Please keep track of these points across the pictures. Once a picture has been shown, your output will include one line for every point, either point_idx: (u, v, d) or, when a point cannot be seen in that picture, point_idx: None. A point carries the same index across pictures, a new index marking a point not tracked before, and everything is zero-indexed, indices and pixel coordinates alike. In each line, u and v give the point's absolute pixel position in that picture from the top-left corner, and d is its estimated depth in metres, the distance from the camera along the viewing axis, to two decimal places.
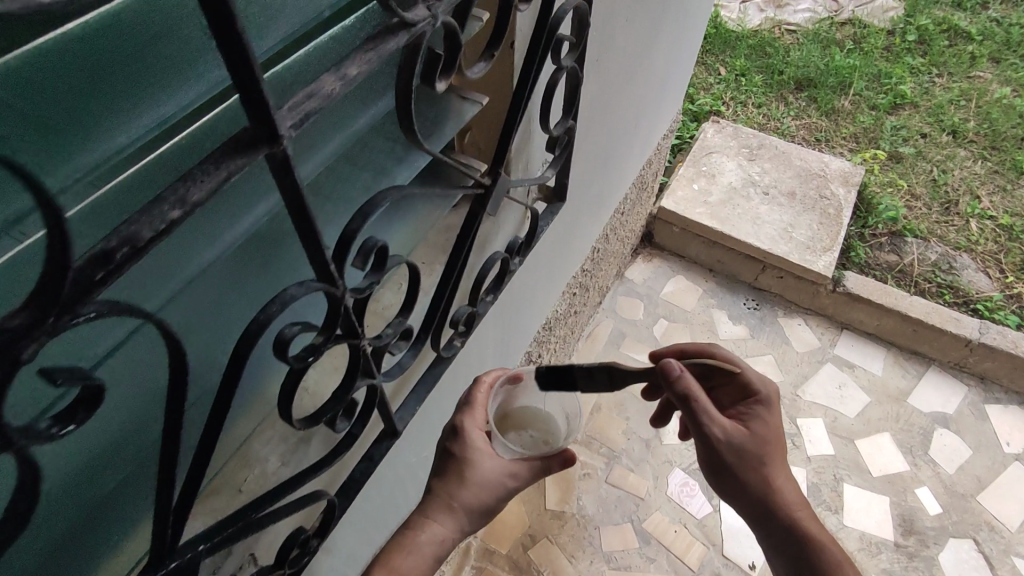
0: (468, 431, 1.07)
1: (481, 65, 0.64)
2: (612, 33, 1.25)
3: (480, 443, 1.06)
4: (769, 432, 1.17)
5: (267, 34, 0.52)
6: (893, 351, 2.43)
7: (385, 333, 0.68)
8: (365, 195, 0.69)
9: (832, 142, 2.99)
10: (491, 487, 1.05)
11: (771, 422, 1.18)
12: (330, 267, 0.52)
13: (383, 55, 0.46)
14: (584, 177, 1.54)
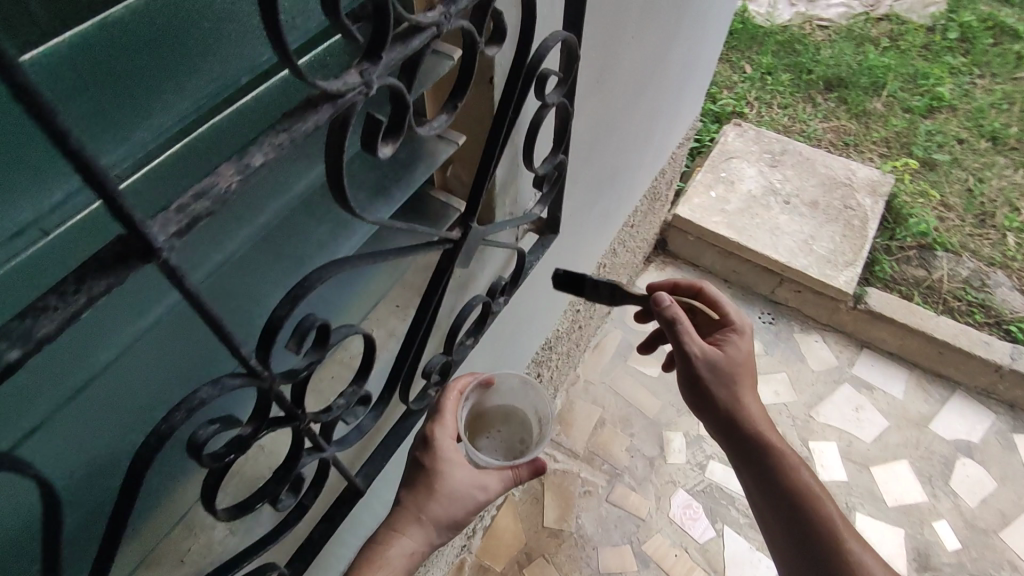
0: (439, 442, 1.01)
1: (444, 117, 0.55)
2: (615, 49, 1.15)
3: (450, 452, 1.01)
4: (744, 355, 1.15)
5: (163, 109, 0.50)
6: (917, 372, 2.31)
7: (337, 405, 0.62)
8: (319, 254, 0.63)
9: (861, 146, 2.83)
10: (462, 502, 1.00)
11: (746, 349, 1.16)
12: (253, 360, 0.46)
13: (296, 137, 0.40)
14: (588, 197, 1.44)
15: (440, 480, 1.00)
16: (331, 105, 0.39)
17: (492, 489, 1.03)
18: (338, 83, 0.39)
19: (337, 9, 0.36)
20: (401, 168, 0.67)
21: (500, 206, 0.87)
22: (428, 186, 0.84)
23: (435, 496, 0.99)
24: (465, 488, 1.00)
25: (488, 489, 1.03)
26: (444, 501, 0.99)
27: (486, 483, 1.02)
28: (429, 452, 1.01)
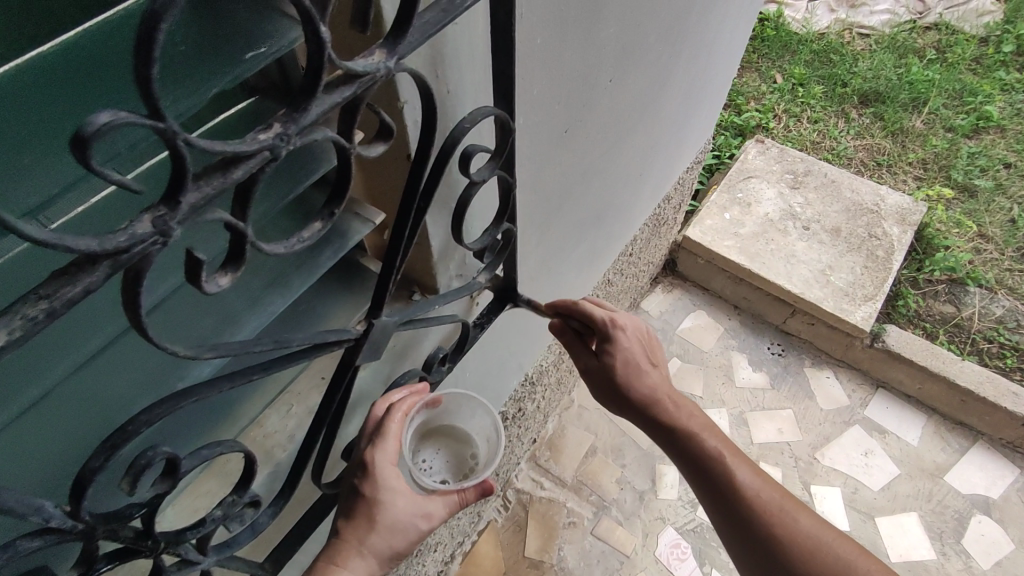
0: (380, 472, 0.71)
1: (315, 227, 0.47)
2: (594, 95, 0.91)
3: (395, 482, 0.72)
4: (637, 338, 0.91)
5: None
6: (937, 418, 2.04)
7: (212, 518, 0.56)
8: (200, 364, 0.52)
9: (895, 167, 2.60)
10: (402, 539, 0.74)
11: (637, 333, 0.91)
12: (58, 518, 0.40)
13: (65, 305, 0.32)
14: (565, 251, 1.21)
15: (379, 513, 0.71)
16: (110, 267, 0.32)
17: (438, 519, 0.77)
18: (117, 238, 0.32)
19: (91, 164, 0.28)
20: (307, 252, 0.60)
21: (441, 272, 0.79)
22: (360, 252, 0.75)
23: (375, 531, 0.71)
24: (412, 519, 0.74)
25: (433, 518, 0.77)
26: (386, 537, 0.72)
27: (433, 511, 0.76)
28: (366, 476, 0.72)
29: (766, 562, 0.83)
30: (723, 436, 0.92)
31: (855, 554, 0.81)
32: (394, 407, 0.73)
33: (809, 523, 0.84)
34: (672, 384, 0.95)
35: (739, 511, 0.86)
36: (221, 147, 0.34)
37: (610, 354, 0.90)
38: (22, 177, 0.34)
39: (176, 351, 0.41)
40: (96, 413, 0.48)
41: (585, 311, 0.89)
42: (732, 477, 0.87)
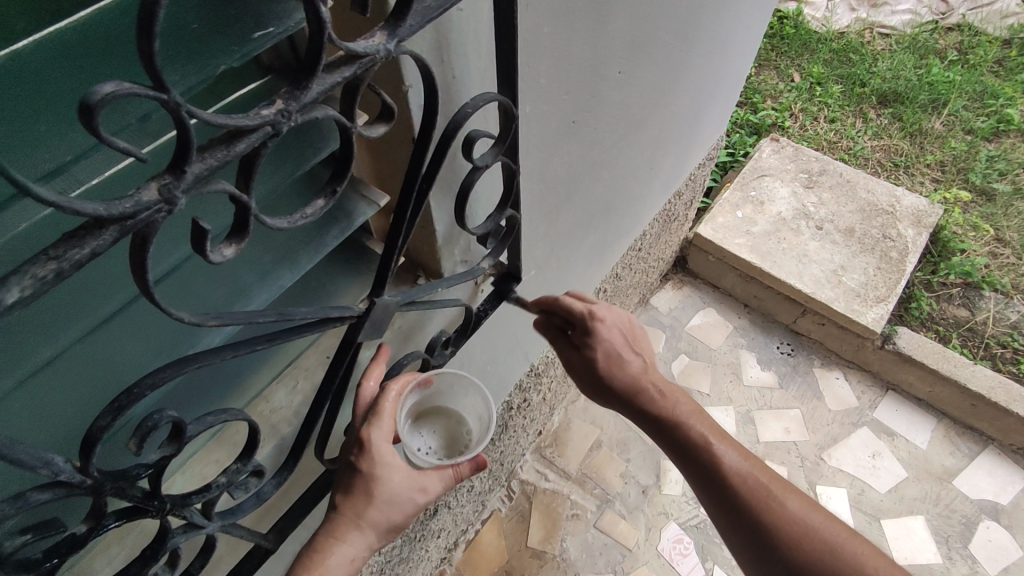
0: (374, 445, 0.72)
1: (318, 203, 0.49)
2: (603, 87, 0.92)
3: (390, 458, 0.73)
4: (617, 328, 0.92)
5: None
6: (947, 422, 2.02)
7: (216, 484, 0.58)
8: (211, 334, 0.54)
9: (912, 169, 2.57)
10: (399, 512, 0.75)
11: (617, 322, 0.92)
12: (66, 473, 0.42)
13: (73, 267, 0.34)
14: (574, 242, 1.22)
15: (377, 488, 0.73)
16: (116, 231, 0.34)
17: (433, 494, 0.79)
18: (124, 205, 0.34)
19: (98, 130, 0.30)
20: (313, 230, 0.62)
21: (446, 256, 0.80)
22: (367, 235, 0.77)
23: (372, 505, 0.73)
24: (408, 493, 0.76)
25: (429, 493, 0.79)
26: (383, 511, 0.74)
27: (428, 486, 0.78)
28: (362, 455, 0.73)
29: (755, 545, 0.85)
30: (710, 421, 0.93)
31: (843, 538, 0.81)
32: (388, 387, 0.74)
33: (797, 505, 0.84)
34: (658, 370, 0.96)
35: (726, 495, 0.87)
36: (224, 120, 0.36)
37: (590, 347, 0.91)
38: (39, 144, 0.37)
39: (184, 318, 0.43)
40: (102, 380, 0.50)
41: (563, 305, 0.90)
42: (717, 463, 0.88)
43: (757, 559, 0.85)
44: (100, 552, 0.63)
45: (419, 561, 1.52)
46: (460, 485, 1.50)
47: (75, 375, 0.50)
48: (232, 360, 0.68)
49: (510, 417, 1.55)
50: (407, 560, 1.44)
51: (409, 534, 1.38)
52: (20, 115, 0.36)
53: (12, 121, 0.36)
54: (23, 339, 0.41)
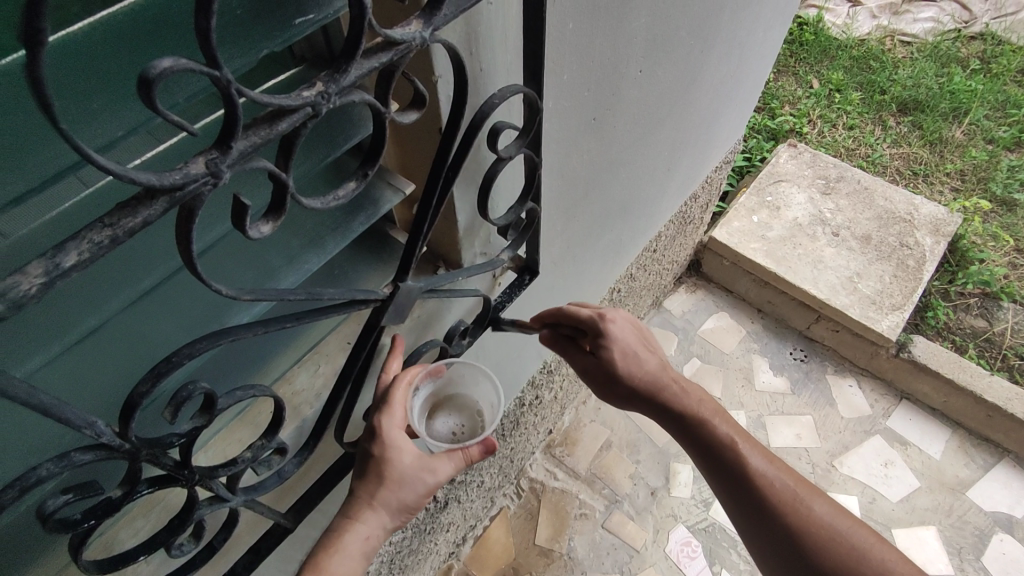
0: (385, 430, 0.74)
1: (350, 186, 0.50)
2: (623, 85, 0.93)
3: (400, 440, 0.75)
4: (630, 331, 0.92)
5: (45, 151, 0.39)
6: (961, 433, 2.00)
7: (242, 459, 0.60)
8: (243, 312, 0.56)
9: (932, 178, 2.55)
10: (411, 493, 0.76)
11: (630, 325, 0.93)
12: (107, 437, 0.44)
13: (127, 233, 0.36)
14: (590, 240, 1.23)
15: (388, 469, 0.74)
16: (166, 200, 0.36)
17: (446, 476, 0.79)
18: (174, 176, 0.36)
19: (155, 102, 0.32)
20: (341, 215, 0.64)
21: (466, 248, 0.82)
22: (389, 224, 0.79)
23: (384, 485, 0.74)
24: (418, 475, 0.76)
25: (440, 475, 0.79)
26: (396, 491, 0.75)
27: (440, 467, 0.78)
28: (373, 438, 0.75)
29: (781, 548, 0.85)
30: (734, 422, 0.93)
31: (867, 538, 0.83)
32: (400, 376, 0.77)
33: (823, 508, 0.85)
34: (675, 369, 0.96)
35: (751, 497, 0.87)
36: (269, 100, 0.38)
37: (603, 349, 0.91)
38: (98, 119, 0.39)
39: (221, 290, 0.45)
40: (138, 352, 0.52)
41: (571, 314, 0.91)
42: (744, 464, 0.88)
43: (781, 561, 0.86)
44: (124, 525, 0.65)
45: (428, 554, 1.53)
46: (471, 480, 1.51)
47: (114, 345, 0.52)
48: (257, 340, 0.70)
49: (521, 413, 1.56)
50: (416, 552, 1.45)
51: (419, 526, 1.40)
52: (78, 91, 0.38)
53: (70, 96, 0.38)
54: (73, 308, 0.44)
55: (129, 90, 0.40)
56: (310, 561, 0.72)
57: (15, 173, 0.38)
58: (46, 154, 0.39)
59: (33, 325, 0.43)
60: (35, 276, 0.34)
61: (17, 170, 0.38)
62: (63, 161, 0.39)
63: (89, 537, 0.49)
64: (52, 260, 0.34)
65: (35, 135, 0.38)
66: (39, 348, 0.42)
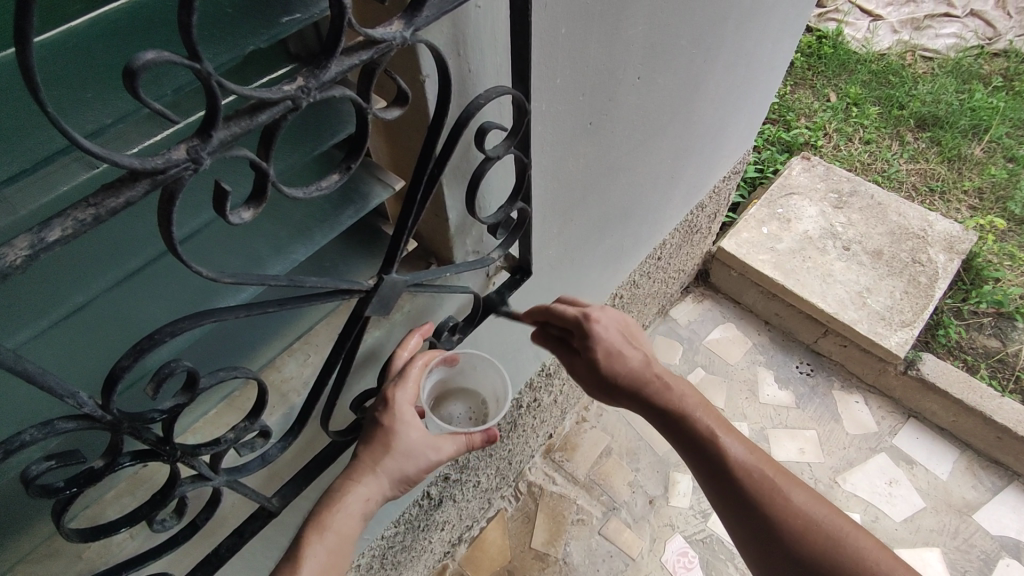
0: (397, 403, 0.77)
1: (333, 178, 0.52)
2: (620, 91, 0.95)
3: (409, 416, 0.77)
4: (613, 330, 0.95)
5: (37, 131, 0.41)
6: (970, 454, 1.93)
7: (226, 438, 0.63)
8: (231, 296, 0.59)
9: (948, 196, 2.51)
10: (413, 465, 0.78)
11: (612, 324, 0.95)
12: (89, 406, 0.46)
13: (107, 215, 0.38)
14: (589, 244, 1.24)
15: (395, 440, 0.77)
16: (147, 182, 0.38)
17: (448, 455, 0.81)
18: (156, 160, 0.38)
19: (138, 90, 0.34)
20: (332, 209, 0.66)
21: (458, 246, 0.84)
22: (382, 220, 0.81)
23: (389, 455, 0.76)
24: (423, 451, 0.78)
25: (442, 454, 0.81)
26: (400, 463, 0.77)
27: (443, 446, 0.80)
28: (385, 408, 0.78)
29: (760, 537, 0.86)
30: (715, 413, 0.94)
31: (845, 529, 0.82)
32: (416, 357, 0.81)
33: (801, 498, 0.85)
34: (659, 363, 0.97)
35: (730, 488, 0.88)
36: (250, 93, 0.40)
37: (589, 348, 0.94)
38: (87, 109, 0.41)
39: (202, 272, 0.46)
40: (125, 330, 0.55)
41: (559, 313, 0.93)
42: (723, 456, 0.89)
43: (762, 552, 0.86)
44: (112, 500, 0.68)
45: (421, 551, 1.53)
46: (466, 479, 1.52)
47: (103, 320, 0.55)
48: (245, 326, 0.73)
49: (519, 415, 1.56)
50: (409, 548, 1.46)
51: (412, 521, 1.40)
52: (72, 83, 0.41)
53: (63, 87, 0.41)
54: (63, 284, 0.47)
55: (117, 81, 0.42)
56: (312, 516, 0.74)
57: (5, 156, 0.40)
58: (40, 137, 0.41)
59: (21, 302, 0.45)
60: (20, 248, 0.36)
61: (8, 152, 0.40)
62: (53, 146, 0.41)
63: (71, 504, 0.52)
64: (37, 234, 0.36)
65: (30, 123, 0.41)
66: (27, 322, 0.45)
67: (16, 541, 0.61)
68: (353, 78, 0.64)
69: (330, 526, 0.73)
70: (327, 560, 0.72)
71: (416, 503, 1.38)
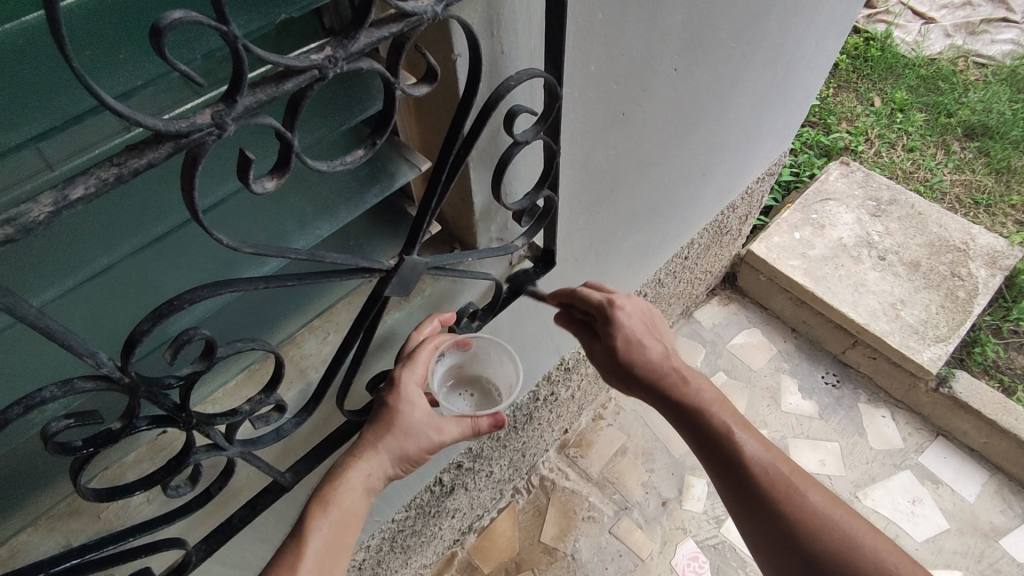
0: (401, 383, 0.77)
1: (358, 154, 0.52)
2: (654, 82, 0.92)
3: (413, 396, 0.77)
4: (636, 319, 0.92)
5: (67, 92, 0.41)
6: (1001, 477, 1.85)
7: (241, 410, 0.63)
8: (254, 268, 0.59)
9: (994, 209, 2.41)
10: (413, 445, 0.77)
11: (635, 316, 0.92)
12: (107, 367, 0.46)
13: (128, 175, 0.38)
14: (614, 239, 1.22)
15: (397, 418, 0.76)
16: (170, 145, 0.38)
17: (452, 438, 0.80)
18: (179, 123, 0.38)
19: (165, 49, 0.33)
20: (357, 187, 0.66)
21: (482, 232, 0.83)
22: (407, 201, 0.81)
23: (391, 432, 0.76)
24: (425, 430, 0.77)
25: (445, 436, 0.80)
26: (402, 441, 0.76)
27: (446, 428, 0.79)
28: (391, 388, 0.78)
29: (775, 538, 0.83)
30: (733, 410, 0.91)
31: (864, 532, 0.80)
32: (426, 340, 0.81)
33: (819, 499, 0.83)
34: (677, 356, 0.95)
35: (746, 485, 0.86)
36: (276, 59, 0.39)
37: (610, 335, 0.91)
38: (118, 69, 0.42)
39: (222, 240, 0.46)
40: (147, 298, 0.55)
41: (584, 297, 0.91)
42: (739, 452, 0.87)
43: (775, 553, 0.84)
44: (132, 464, 0.69)
45: (431, 537, 1.53)
46: (479, 469, 1.52)
47: (127, 284, 0.55)
48: (265, 298, 0.74)
49: (535, 408, 1.55)
50: (419, 534, 1.47)
51: (423, 507, 1.41)
52: (105, 44, 0.41)
53: (93, 48, 0.41)
54: (88, 245, 0.47)
55: (147, 45, 0.43)
56: (316, 490, 0.75)
57: (39, 111, 0.40)
58: (71, 99, 0.41)
59: (48, 264, 0.46)
60: (44, 205, 0.36)
61: (42, 106, 0.40)
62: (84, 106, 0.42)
63: (87, 463, 0.52)
64: (61, 191, 0.36)
65: (61, 82, 0.41)
66: (54, 281, 0.45)
67: (38, 496, 0.64)
68: (383, 53, 0.63)
69: (333, 500, 0.73)
70: (330, 533, 0.72)
71: (428, 489, 1.38)
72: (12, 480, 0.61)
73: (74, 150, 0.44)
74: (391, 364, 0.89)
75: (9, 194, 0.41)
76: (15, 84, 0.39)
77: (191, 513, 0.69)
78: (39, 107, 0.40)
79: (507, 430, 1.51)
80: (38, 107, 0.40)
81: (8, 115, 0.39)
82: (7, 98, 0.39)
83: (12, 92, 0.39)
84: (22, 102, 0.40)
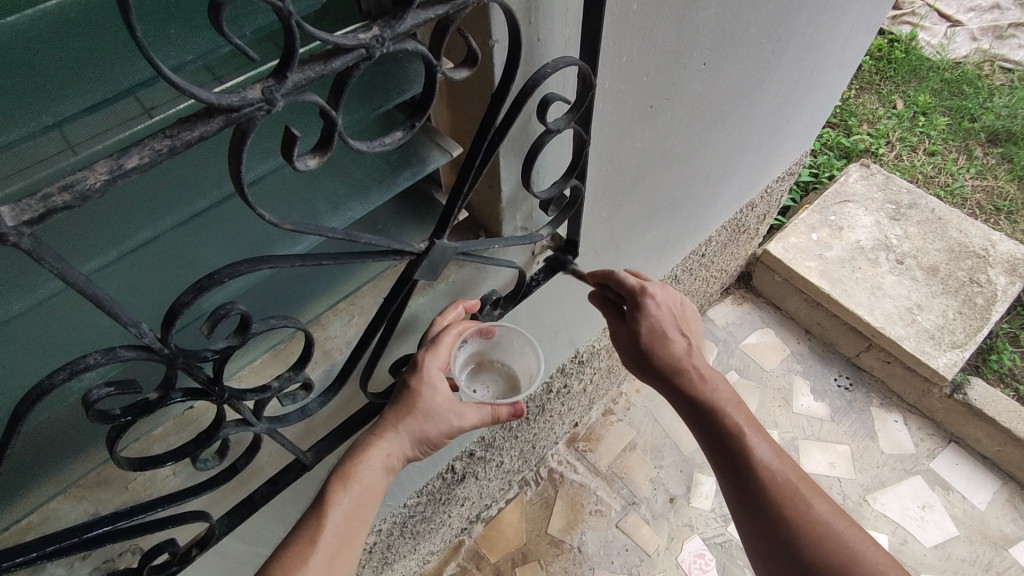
0: (424, 366, 0.78)
1: (397, 134, 0.51)
2: (684, 76, 0.92)
3: (437, 381, 0.78)
4: (665, 311, 0.91)
5: (118, 67, 0.42)
6: (1012, 486, 1.84)
7: (271, 387, 0.64)
8: (289, 246, 0.60)
9: (1016, 216, 2.37)
10: (434, 427, 0.78)
11: (665, 309, 0.91)
12: (147, 337, 0.47)
13: (179, 147, 0.39)
14: (635, 233, 1.22)
15: (420, 401, 0.77)
16: (222, 117, 0.39)
17: (472, 424, 0.81)
18: (231, 98, 0.38)
19: (223, 23, 0.33)
20: (390, 170, 0.66)
21: (507, 220, 0.83)
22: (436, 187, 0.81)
23: (412, 414, 0.77)
24: (446, 415, 0.78)
25: (465, 421, 0.81)
26: (423, 423, 0.77)
27: (467, 413, 0.80)
28: (414, 371, 0.78)
29: (773, 541, 0.84)
30: (746, 412, 0.91)
31: (866, 546, 0.80)
32: (451, 326, 0.81)
33: (824, 509, 0.83)
34: (699, 352, 0.94)
35: (752, 487, 0.86)
36: (327, 36, 0.40)
37: (638, 321, 0.91)
38: (169, 44, 0.42)
39: (265, 217, 0.46)
40: (183, 272, 0.56)
41: (618, 280, 0.91)
42: (748, 454, 0.87)
43: (772, 554, 0.84)
44: (159, 437, 0.71)
45: (439, 525, 1.54)
46: (489, 458, 1.52)
47: (165, 257, 0.57)
48: (291, 278, 0.74)
49: (548, 400, 1.55)
50: (428, 520, 1.48)
51: (433, 494, 1.42)
52: (158, 18, 0.42)
53: (150, 23, 0.42)
54: (133, 219, 0.48)
55: (201, 20, 0.43)
56: (337, 468, 0.76)
57: (92, 83, 0.41)
58: (122, 71, 0.42)
59: (96, 236, 0.47)
60: (100, 173, 0.36)
61: (95, 78, 0.41)
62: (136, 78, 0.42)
63: (121, 431, 0.53)
64: (116, 161, 0.37)
65: (115, 56, 0.42)
66: (100, 250, 0.47)
67: (71, 465, 0.65)
68: (422, 38, 0.63)
69: (354, 478, 0.74)
70: (351, 509, 0.73)
71: (439, 476, 1.39)
72: (46, 449, 0.63)
73: (120, 124, 0.45)
74: (411, 348, 0.90)
75: (58, 167, 0.42)
76: (72, 53, 0.41)
77: (214, 487, 0.70)
78: (92, 79, 0.41)
79: (519, 421, 1.51)
80: (90, 79, 0.41)
81: (61, 85, 0.40)
82: (63, 69, 0.40)
83: (67, 64, 0.40)
84: (75, 75, 0.41)
